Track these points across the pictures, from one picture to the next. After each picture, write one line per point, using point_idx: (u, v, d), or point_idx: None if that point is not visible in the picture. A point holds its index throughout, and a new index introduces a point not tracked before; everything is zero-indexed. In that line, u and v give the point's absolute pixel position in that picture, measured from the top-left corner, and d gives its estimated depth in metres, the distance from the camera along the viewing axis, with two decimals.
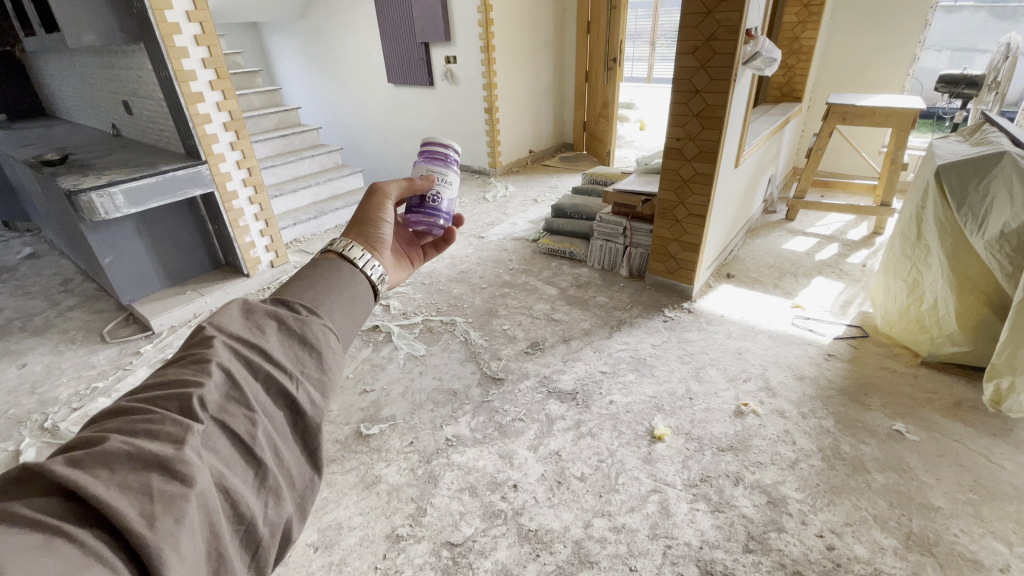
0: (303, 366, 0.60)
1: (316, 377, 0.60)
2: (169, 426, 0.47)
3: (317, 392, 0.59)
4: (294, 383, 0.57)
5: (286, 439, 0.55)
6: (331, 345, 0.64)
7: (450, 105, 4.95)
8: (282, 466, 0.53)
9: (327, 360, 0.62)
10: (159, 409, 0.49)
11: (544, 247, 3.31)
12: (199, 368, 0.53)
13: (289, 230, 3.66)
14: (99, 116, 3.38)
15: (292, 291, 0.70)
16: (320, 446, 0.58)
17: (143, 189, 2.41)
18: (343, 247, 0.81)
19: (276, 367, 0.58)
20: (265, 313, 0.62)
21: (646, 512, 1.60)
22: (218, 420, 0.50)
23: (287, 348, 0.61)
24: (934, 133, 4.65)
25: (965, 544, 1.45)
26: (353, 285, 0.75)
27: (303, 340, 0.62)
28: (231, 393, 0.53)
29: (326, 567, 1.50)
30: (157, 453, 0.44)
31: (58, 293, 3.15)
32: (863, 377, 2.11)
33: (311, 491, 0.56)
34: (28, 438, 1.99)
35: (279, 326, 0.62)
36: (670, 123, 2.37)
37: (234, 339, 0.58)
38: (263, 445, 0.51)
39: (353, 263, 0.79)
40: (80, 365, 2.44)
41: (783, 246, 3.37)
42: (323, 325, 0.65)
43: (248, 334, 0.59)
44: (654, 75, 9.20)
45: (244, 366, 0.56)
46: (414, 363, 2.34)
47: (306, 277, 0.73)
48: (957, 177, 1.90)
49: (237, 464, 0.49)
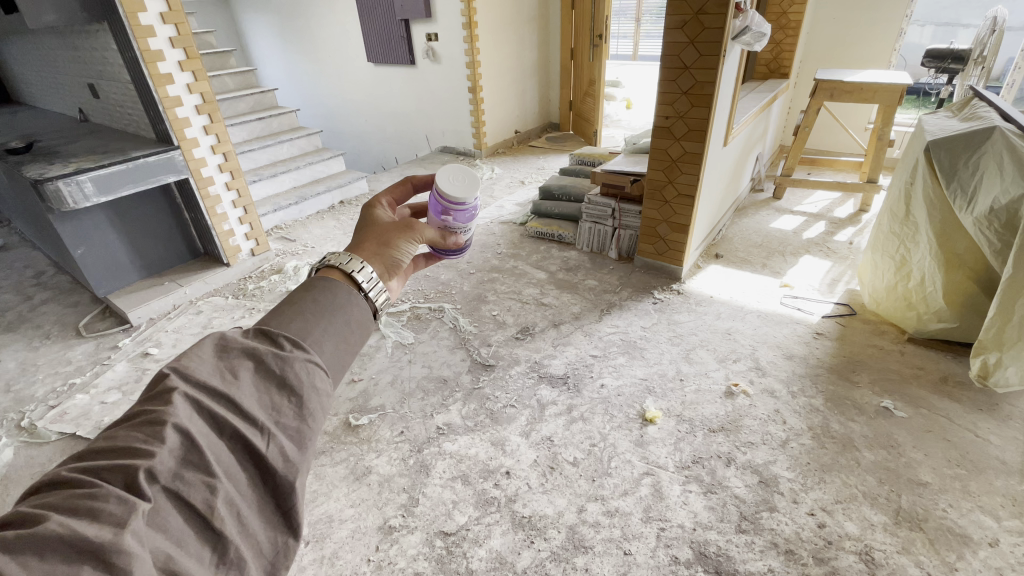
0: (279, 414, 0.55)
1: (294, 426, 0.55)
2: (113, 504, 0.44)
3: (294, 445, 0.55)
4: (264, 438, 0.53)
5: (255, 502, 0.52)
6: (316, 385, 0.59)
7: (432, 85, 4.82)
8: (248, 534, 0.50)
9: (309, 405, 0.57)
10: (103, 483, 0.45)
11: (533, 231, 3.27)
12: (151, 432, 0.48)
13: (270, 217, 3.56)
14: (64, 100, 3.22)
15: (279, 317, 0.64)
16: (296, 506, 0.53)
17: (114, 176, 2.30)
18: (343, 260, 0.74)
19: (245, 420, 0.53)
20: (241, 352, 0.58)
21: (639, 495, 1.60)
22: (170, 491, 0.47)
23: (262, 393, 0.56)
24: (920, 108, 4.65)
25: (953, 518, 1.48)
26: (349, 308, 0.68)
27: (282, 383, 0.57)
28: (188, 456, 0.49)
29: (317, 562, 1.47)
30: (92, 540, 0.41)
31: (30, 286, 3.04)
32: (852, 355, 2.12)
33: (285, 554, 0.52)
34: (3, 438, 1.92)
35: (255, 367, 0.57)
36: (659, 101, 2.33)
37: (200, 389, 0.54)
38: (222, 516, 0.48)
39: (357, 284, 0.71)
40: (56, 361, 2.36)
41: (771, 224, 3.36)
42: (307, 361, 0.59)
43: (217, 381, 0.55)
44: (640, 53, 9.08)
45: (209, 422, 0.52)
46: (402, 352, 2.30)
47: (297, 301, 0.67)
48: (946, 153, 1.90)
49: (190, 541, 0.46)
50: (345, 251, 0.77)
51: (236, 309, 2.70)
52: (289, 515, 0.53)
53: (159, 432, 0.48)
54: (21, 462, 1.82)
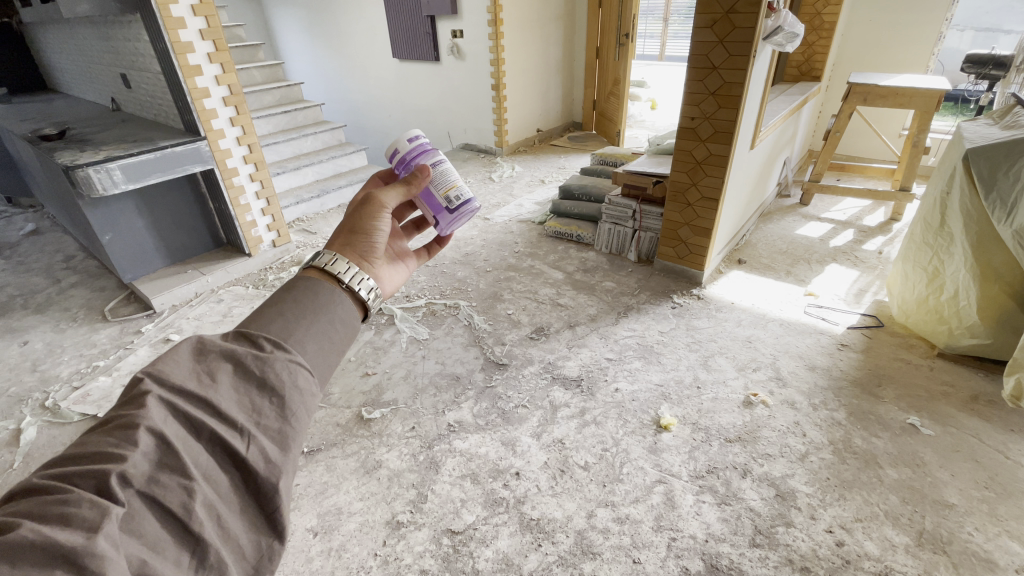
0: (259, 416, 0.56)
1: (275, 428, 0.56)
2: (84, 509, 0.44)
3: (275, 446, 0.55)
4: (244, 439, 0.54)
5: (235, 505, 0.52)
6: (298, 384, 0.60)
7: (456, 81, 4.83)
8: (228, 538, 0.50)
9: (292, 405, 0.58)
10: (75, 489, 0.45)
11: (551, 230, 3.24)
12: (126, 434, 0.49)
13: (292, 210, 3.60)
14: (97, 89, 3.30)
15: (259, 321, 0.66)
16: (279, 508, 0.53)
17: (142, 165, 2.36)
18: (328, 261, 0.77)
19: (223, 422, 0.54)
20: (219, 355, 0.59)
21: (650, 503, 1.57)
22: (145, 495, 0.47)
23: (241, 395, 0.56)
24: (957, 115, 4.48)
25: (979, 542, 1.41)
26: (331, 310, 0.70)
27: (262, 383, 0.58)
28: (163, 460, 0.49)
29: (325, 553, 1.48)
30: (64, 545, 0.41)
31: (60, 270, 3.13)
32: (877, 368, 2.05)
33: (269, 557, 0.52)
34: (28, 417, 1.98)
35: (233, 370, 0.58)
36: (685, 101, 2.28)
37: (175, 393, 0.54)
38: (200, 519, 0.48)
39: (339, 281, 0.75)
40: (81, 344, 2.42)
41: (796, 231, 3.27)
42: (288, 361, 0.61)
43: (194, 385, 0.55)
44: (667, 53, 8.98)
45: (185, 425, 0.52)
46: (417, 347, 2.31)
47: (278, 303, 0.69)
48: (985, 161, 1.81)
49: (167, 545, 0.46)
50: (327, 249, 0.81)
51: (256, 299, 2.72)
52: (274, 517, 0.53)
53: (134, 435, 0.49)
54: (43, 442, 1.87)
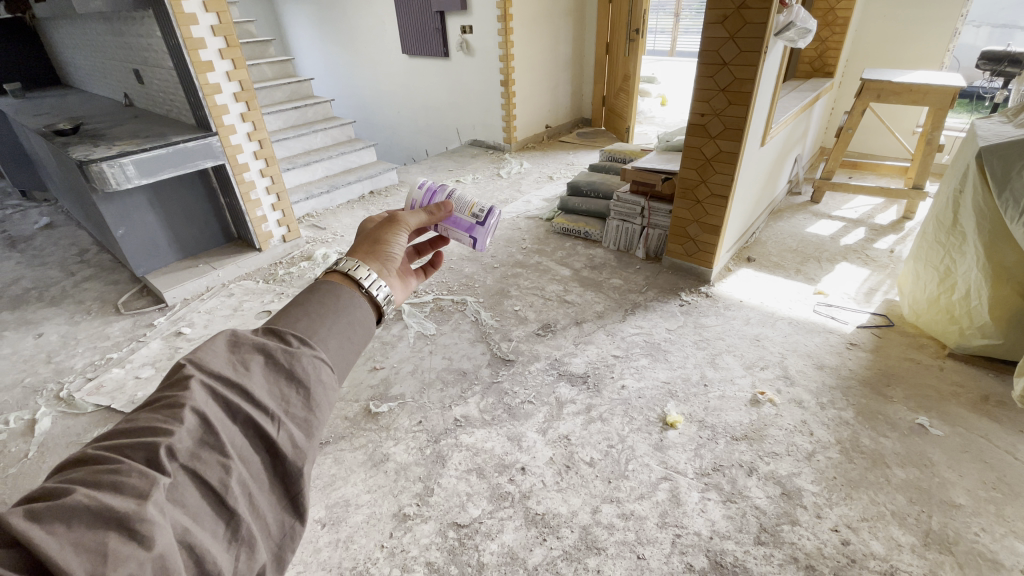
0: (288, 404, 0.57)
1: (302, 416, 0.58)
2: (135, 478, 0.45)
3: (302, 432, 0.57)
4: (275, 423, 0.55)
5: (265, 485, 0.53)
6: (322, 378, 0.61)
7: (464, 77, 4.83)
8: (257, 516, 0.51)
9: (317, 397, 0.59)
10: (126, 459, 0.47)
11: (559, 227, 3.24)
12: (171, 412, 0.50)
13: (301, 205, 3.63)
14: (111, 85, 3.34)
15: (286, 317, 0.67)
16: (303, 492, 0.55)
17: (154, 160, 2.39)
18: (349, 267, 0.78)
19: (257, 407, 0.55)
20: (252, 346, 0.60)
21: (656, 500, 1.58)
22: (188, 469, 0.48)
23: (272, 384, 0.58)
24: (972, 112, 4.41)
25: (986, 543, 1.40)
26: (353, 310, 0.71)
27: (290, 374, 0.59)
28: (205, 437, 0.50)
29: (332, 544, 1.50)
30: (116, 510, 0.42)
31: (74, 264, 3.18)
32: (887, 368, 2.03)
33: (291, 538, 0.54)
34: (44, 407, 2.02)
35: (265, 361, 0.59)
36: (694, 98, 2.27)
37: (214, 378, 0.56)
38: (236, 495, 0.49)
39: (360, 284, 0.75)
40: (96, 336, 2.46)
41: (807, 229, 3.25)
42: (314, 356, 0.62)
43: (230, 371, 0.57)
44: (677, 49, 8.90)
45: (223, 408, 0.54)
46: (424, 342, 2.32)
47: (303, 302, 0.70)
48: (999, 160, 1.78)
49: (206, 517, 0.47)
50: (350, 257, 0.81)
51: (266, 293, 2.74)
52: (298, 500, 0.54)
53: (178, 414, 0.50)
54: (59, 432, 1.91)
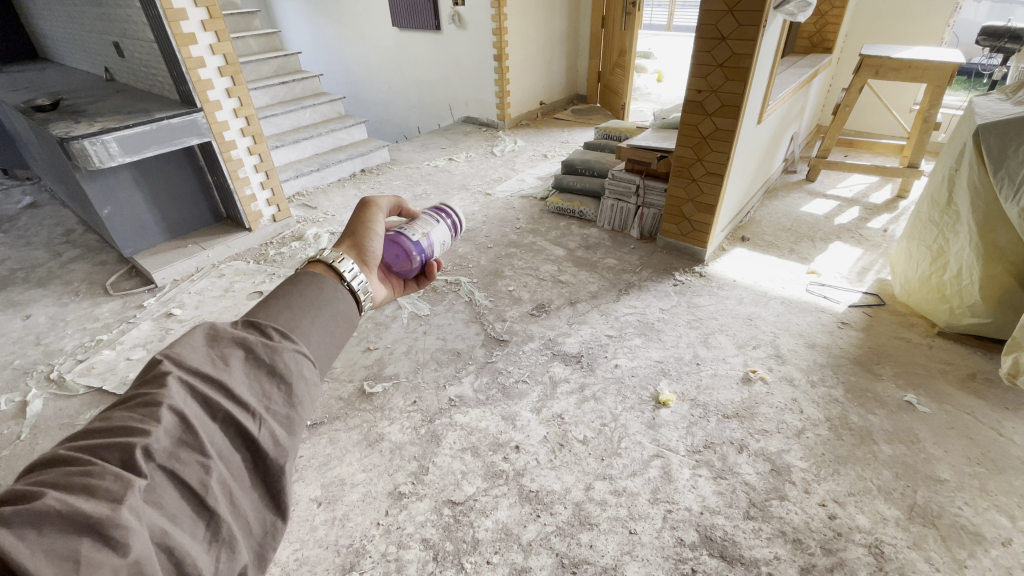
0: (270, 401, 0.57)
1: (284, 413, 0.57)
2: (108, 482, 0.44)
3: (284, 430, 0.56)
4: (256, 421, 0.54)
5: (246, 484, 0.53)
6: (305, 374, 0.61)
7: (457, 51, 4.71)
8: (239, 516, 0.51)
9: (299, 393, 0.59)
10: (99, 461, 0.46)
11: (553, 206, 3.22)
12: (147, 411, 0.49)
13: (291, 184, 3.57)
14: (91, 59, 3.23)
15: (267, 311, 0.66)
16: (285, 489, 0.55)
17: (138, 137, 2.32)
18: (334, 257, 0.77)
19: (237, 404, 0.54)
20: (231, 341, 0.59)
21: (648, 477, 1.60)
22: (165, 469, 0.47)
23: (253, 380, 0.57)
24: (969, 90, 4.38)
25: (969, 517, 1.44)
26: (336, 303, 0.71)
27: (272, 370, 0.59)
28: (183, 437, 0.50)
29: (329, 522, 1.52)
30: (89, 515, 0.41)
31: (61, 244, 3.12)
32: (877, 347, 2.05)
33: (274, 535, 0.54)
34: (35, 389, 2.01)
35: (246, 356, 0.59)
36: (691, 73, 2.23)
37: (193, 374, 0.55)
38: (216, 496, 0.49)
39: (342, 276, 0.75)
40: (85, 317, 2.43)
41: (801, 208, 3.24)
42: (296, 351, 0.61)
43: (209, 367, 0.56)
44: (675, 23, 8.72)
45: (202, 406, 0.53)
46: (418, 323, 2.31)
47: (285, 295, 0.69)
48: (996, 138, 1.77)
49: (184, 519, 0.47)
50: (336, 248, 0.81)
51: (257, 274, 2.71)
52: (280, 497, 0.54)
53: (155, 412, 0.49)
54: (51, 414, 1.90)
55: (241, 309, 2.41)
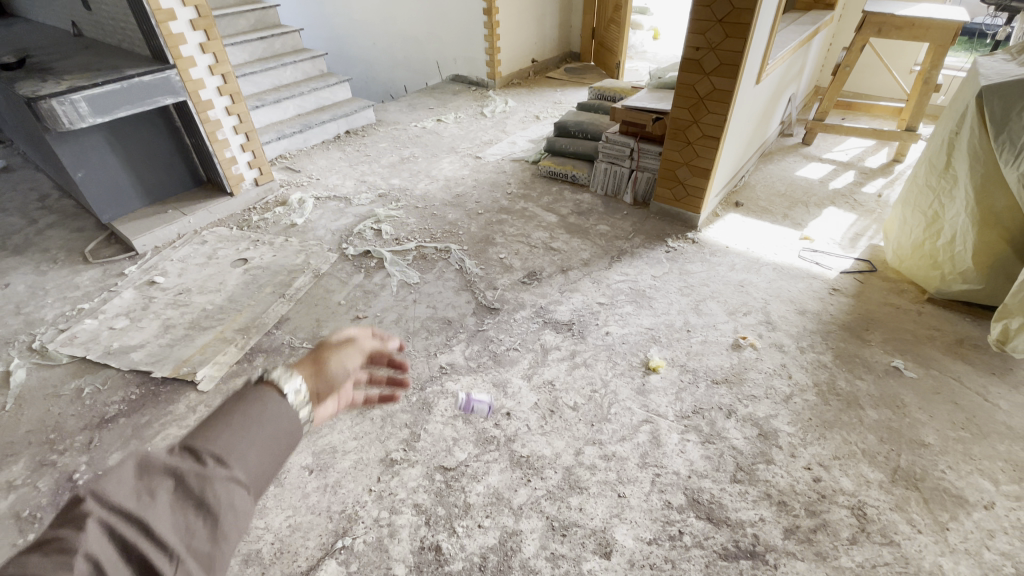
0: (193, 538, 0.55)
1: (205, 551, 0.55)
2: None
3: (204, 570, 0.55)
4: (174, 563, 0.53)
5: None
6: (234, 506, 0.59)
7: (444, 4, 4.49)
8: None
9: (224, 526, 0.57)
10: None
11: (545, 170, 3.14)
12: (54, 564, 0.48)
13: (274, 146, 3.44)
14: (54, 11, 3.03)
15: (203, 430, 0.64)
16: None
17: (109, 96, 2.20)
18: (278, 374, 0.73)
19: (156, 547, 0.53)
20: (161, 472, 0.58)
21: (637, 442, 1.62)
22: None
23: (178, 516, 0.55)
24: (971, 50, 4.28)
25: (951, 480, 1.48)
26: (280, 418, 0.69)
27: (199, 504, 0.57)
28: None
29: (321, 489, 1.53)
30: None
31: (36, 210, 3.01)
32: (867, 313, 2.06)
33: None
34: (16, 359, 1.96)
35: (173, 489, 0.57)
36: (689, 30, 2.13)
37: (111, 515, 0.53)
38: None
39: (289, 390, 0.72)
40: (64, 286, 2.37)
41: (797, 172, 3.19)
42: (229, 482, 0.60)
43: (132, 504, 0.54)
44: None
45: (116, 551, 0.52)
46: (407, 291, 2.28)
47: (226, 410, 0.67)
48: (999, 101, 1.72)
49: None
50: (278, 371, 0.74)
51: (241, 240, 2.64)
52: None
53: (62, 566, 0.48)
54: (34, 384, 1.87)
55: (226, 277, 2.36)
